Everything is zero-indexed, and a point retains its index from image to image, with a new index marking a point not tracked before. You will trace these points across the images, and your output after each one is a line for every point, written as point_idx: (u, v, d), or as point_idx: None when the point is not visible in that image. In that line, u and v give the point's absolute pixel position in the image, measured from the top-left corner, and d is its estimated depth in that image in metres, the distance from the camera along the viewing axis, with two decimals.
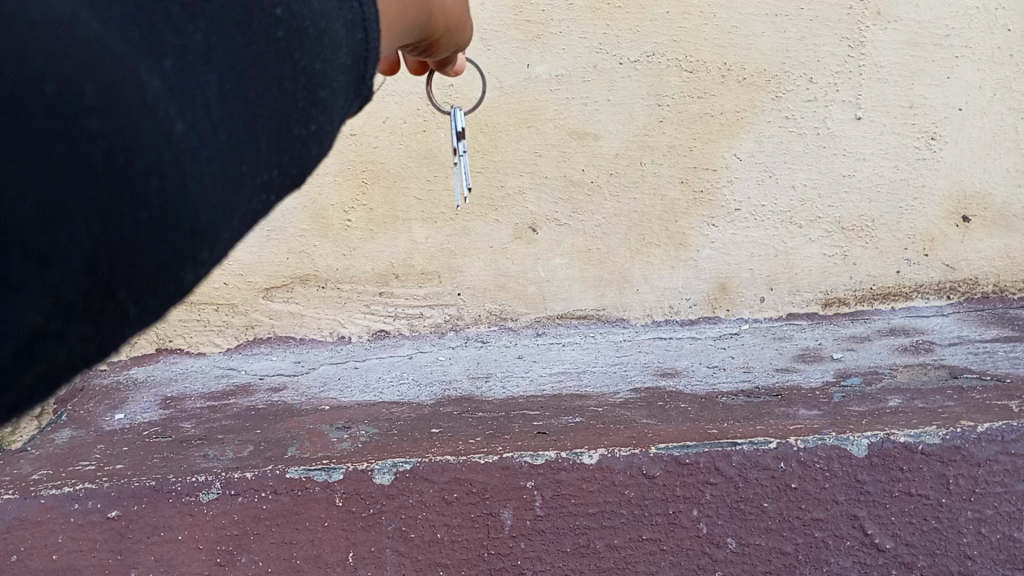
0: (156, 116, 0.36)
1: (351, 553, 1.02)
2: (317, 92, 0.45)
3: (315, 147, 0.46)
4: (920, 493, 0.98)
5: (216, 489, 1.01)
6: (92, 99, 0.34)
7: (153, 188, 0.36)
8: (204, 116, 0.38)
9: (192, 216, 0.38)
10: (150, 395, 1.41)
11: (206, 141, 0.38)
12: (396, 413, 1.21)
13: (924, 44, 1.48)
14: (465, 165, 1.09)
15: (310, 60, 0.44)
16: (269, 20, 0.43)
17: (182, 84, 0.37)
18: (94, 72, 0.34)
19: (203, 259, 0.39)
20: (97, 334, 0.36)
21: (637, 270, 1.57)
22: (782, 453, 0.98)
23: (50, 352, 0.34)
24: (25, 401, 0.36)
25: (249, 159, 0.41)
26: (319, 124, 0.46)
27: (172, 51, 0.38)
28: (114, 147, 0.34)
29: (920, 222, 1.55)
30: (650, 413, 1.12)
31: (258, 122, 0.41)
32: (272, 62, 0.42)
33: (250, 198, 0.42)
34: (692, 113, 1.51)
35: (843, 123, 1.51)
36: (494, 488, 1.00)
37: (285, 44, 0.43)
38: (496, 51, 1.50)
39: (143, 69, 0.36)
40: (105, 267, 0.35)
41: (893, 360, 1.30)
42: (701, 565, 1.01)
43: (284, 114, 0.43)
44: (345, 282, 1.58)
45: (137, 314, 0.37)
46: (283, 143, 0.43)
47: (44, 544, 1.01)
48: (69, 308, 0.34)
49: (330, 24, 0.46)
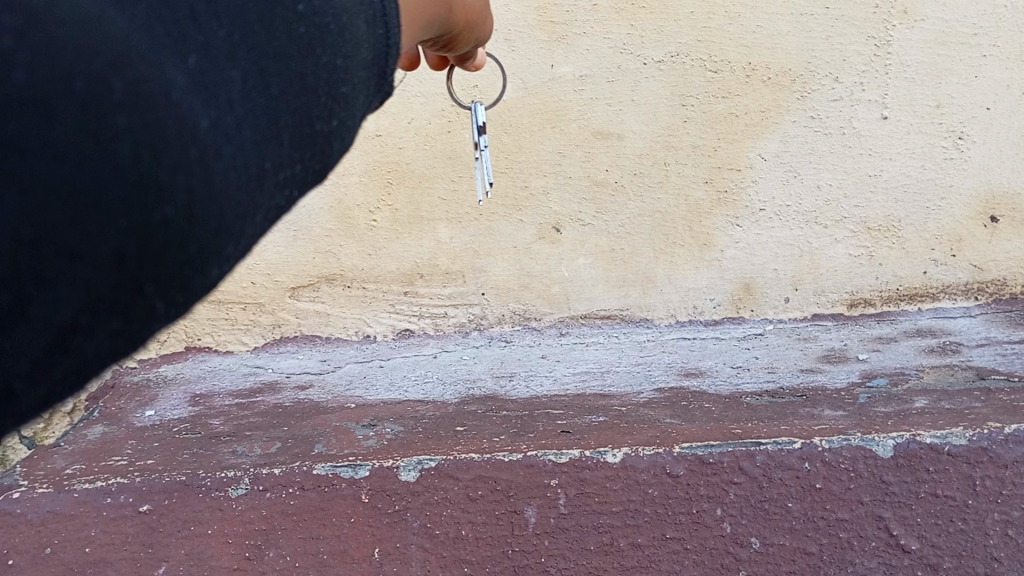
0: (183, 112, 0.37)
1: (377, 549, 1.03)
2: (339, 88, 0.47)
3: (338, 143, 0.48)
4: (946, 494, 0.98)
5: (244, 484, 1.02)
6: (119, 95, 0.34)
7: (180, 184, 0.37)
8: (228, 112, 0.40)
9: (216, 212, 0.39)
10: (180, 392, 1.43)
11: (230, 136, 0.39)
12: (421, 411, 1.23)
13: (952, 43, 1.47)
14: (488, 163, 1.10)
15: (331, 56, 0.46)
16: (292, 15, 0.44)
17: (207, 80, 0.39)
18: (122, 69, 0.35)
19: (226, 254, 0.41)
20: (125, 328, 0.37)
21: (661, 270, 1.57)
22: (807, 453, 0.98)
23: (79, 346, 0.35)
24: (53, 396, 0.36)
25: (272, 154, 0.43)
26: (339, 119, 0.48)
27: (197, 47, 0.39)
28: (143, 144, 0.35)
29: (947, 222, 1.53)
30: (673, 413, 1.13)
31: (280, 118, 0.43)
32: (295, 57, 0.44)
33: (273, 192, 0.44)
34: (717, 114, 1.51)
35: (869, 123, 1.51)
36: (518, 486, 1.01)
37: (308, 40, 0.45)
38: (520, 52, 1.51)
39: (169, 65, 0.37)
40: (133, 262, 0.36)
41: (919, 361, 1.29)
42: (726, 564, 1.01)
43: (305, 109, 0.44)
44: (370, 282, 1.59)
45: (163, 309, 0.38)
46: (305, 137, 0.45)
47: (77, 537, 1.03)
48: (98, 302, 0.35)
49: (351, 20, 0.47)
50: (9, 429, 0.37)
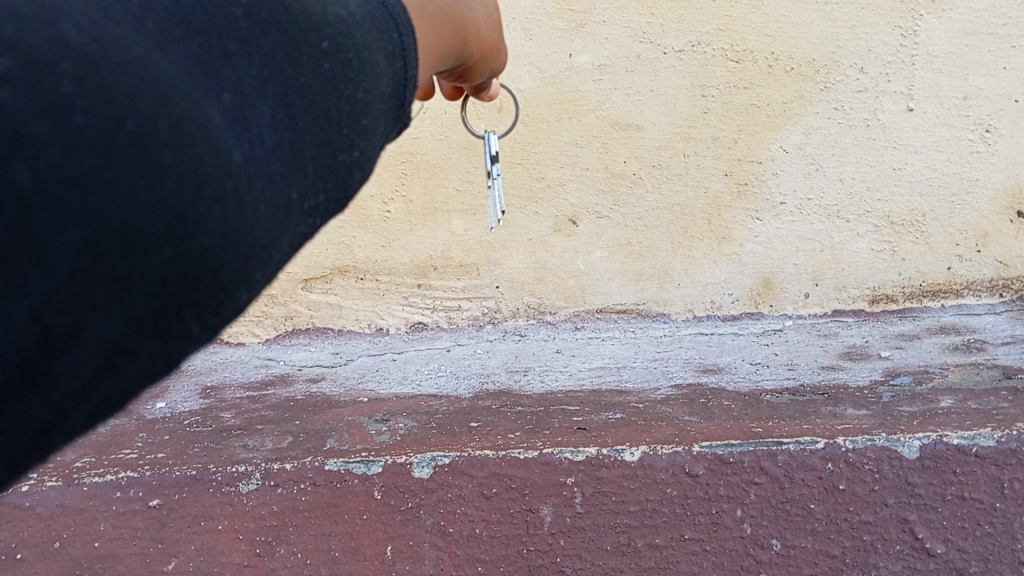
0: (219, 147, 0.36)
1: (389, 546, 1.02)
2: (360, 120, 0.47)
3: (358, 173, 0.48)
4: (974, 496, 0.95)
5: (254, 480, 1.01)
6: (166, 134, 0.34)
7: (217, 216, 0.36)
8: (259, 146, 0.39)
9: (249, 241, 0.38)
10: (191, 384, 1.42)
11: (260, 170, 0.39)
12: (434, 406, 1.21)
13: (979, 33, 1.43)
14: (498, 189, 1.07)
15: (354, 90, 0.46)
16: (317, 52, 0.44)
17: (241, 117, 0.38)
18: (166, 109, 0.34)
19: (257, 280, 0.40)
20: (166, 353, 0.36)
21: (678, 264, 1.54)
22: (830, 454, 0.95)
23: (122, 368, 0.34)
24: (96, 417, 0.35)
25: (298, 186, 0.42)
26: (361, 150, 0.48)
27: (230, 85, 0.39)
28: (186, 178, 0.34)
29: (973, 217, 1.50)
30: (692, 411, 1.10)
31: (306, 150, 0.43)
32: (319, 92, 0.44)
33: (298, 222, 0.43)
34: (737, 104, 1.48)
35: (894, 115, 1.47)
36: (534, 484, 0.99)
37: (331, 76, 0.45)
38: (538, 41, 1.49)
39: (206, 104, 0.37)
40: (175, 288, 0.35)
41: (944, 359, 1.26)
42: (745, 566, 0.98)
43: (328, 141, 0.45)
44: (384, 274, 1.57)
45: (201, 334, 0.37)
46: (328, 168, 0.45)
47: (86, 532, 1.02)
48: (142, 327, 0.34)
49: (372, 54, 0.48)
50: (54, 453, 0.36)
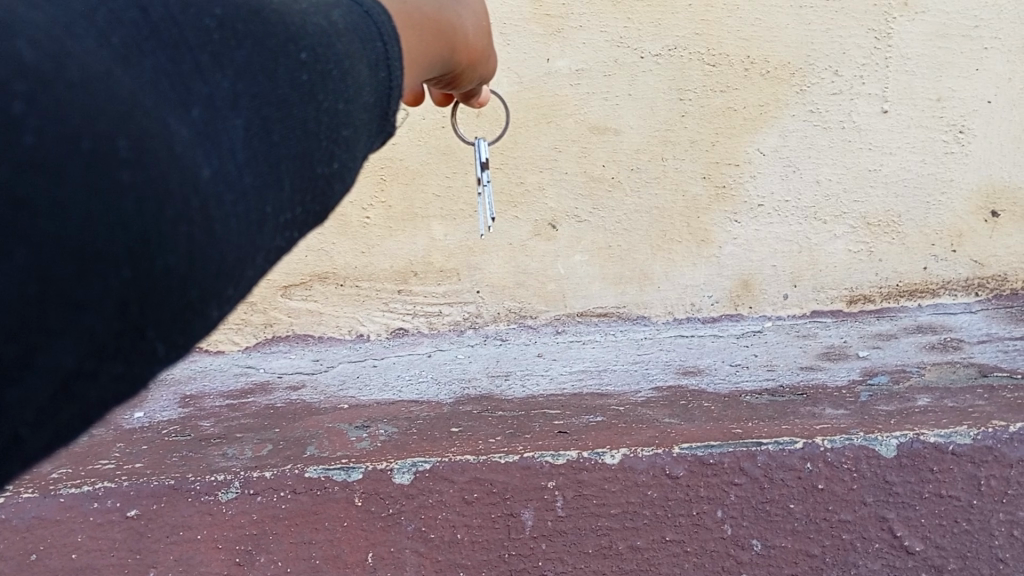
0: (184, 165, 0.37)
1: (371, 553, 1.01)
2: (341, 132, 0.48)
3: (338, 185, 0.48)
4: (951, 494, 0.96)
5: (234, 488, 1.00)
6: (125, 152, 0.34)
7: (183, 234, 0.36)
8: (229, 160, 0.39)
9: (217, 258, 0.38)
10: (170, 392, 1.41)
11: (230, 185, 0.39)
12: (415, 412, 1.21)
13: (952, 36, 1.45)
14: (488, 193, 1.07)
15: (334, 101, 0.47)
16: (294, 63, 0.44)
17: (210, 132, 0.39)
18: (128, 128, 0.35)
19: (228, 296, 0.40)
20: (129, 373, 0.36)
21: (658, 267, 1.55)
22: (809, 453, 0.96)
23: (84, 390, 0.35)
24: (59, 437, 0.36)
25: (273, 200, 0.42)
26: (342, 162, 0.48)
27: (200, 99, 0.39)
28: (146, 198, 0.35)
29: (948, 217, 1.51)
30: (673, 412, 1.11)
31: (282, 163, 0.43)
32: (298, 104, 0.44)
33: (273, 236, 0.43)
34: (714, 107, 1.49)
35: (869, 117, 1.49)
36: (515, 488, 0.99)
37: (310, 87, 0.45)
38: (515, 46, 1.48)
39: (172, 120, 0.37)
40: (136, 309, 0.35)
41: (921, 358, 1.27)
42: (726, 567, 0.99)
43: (308, 152, 0.45)
44: (364, 280, 1.57)
45: (166, 352, 0.38)
46: (306, 181, 0.45)
47: (63, 543, 1.01)
48: (102, 349, 0.34)
49: (354, 64, 0.49)
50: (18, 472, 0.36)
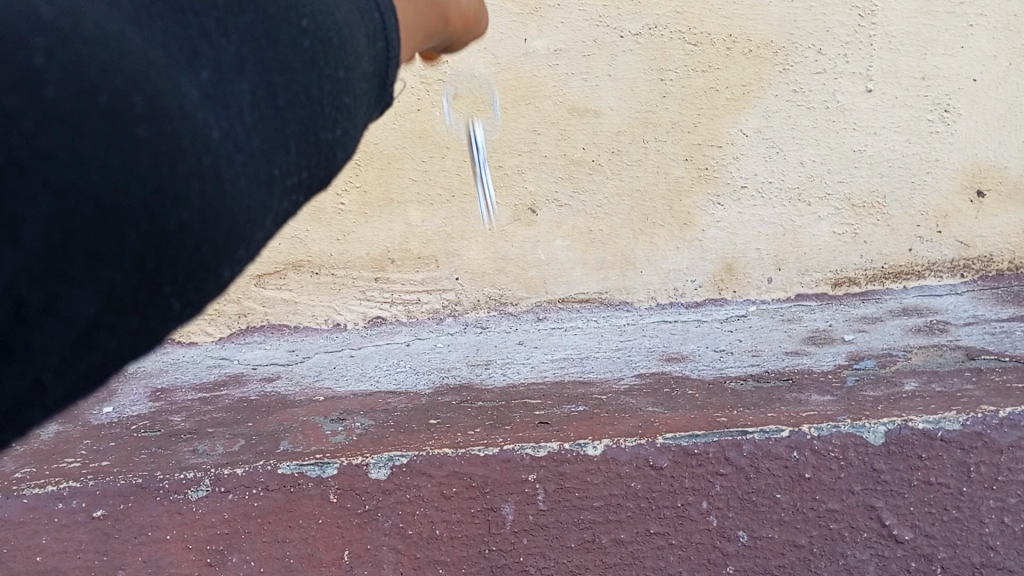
0: (195, 125, 0.39)
1: (347, 551, 0.98)
2: (343, 99, 0.48)
3: (342, 151, 0.49)
4: (940, 481, 0.94)
5: (205, 486, 0.97)
6: (141, 110, 0.37)
7: (194, 191, 0.39)
8: (237, 123, 0.42)
9: (228, 216, 0.41)
10: (141, 386, 1.37)
11: (240, 147, 0.41)
12: (393, 403, 1.18)
13: (937, 12, 1.42)
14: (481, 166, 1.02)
15: (336, 68, 0.47)
16: (296, 31, 0.46)
17: (218, 94, 0.41)
18: (141, 87, 0.37)
19: (238, 255, 0.43)
20: (145, 324, 0.39)
21: (640, 252, 1.52)
22: (795, 442, 0.94)
23: (102, 337, 0.37)
24: (79, 383, 0.38)
25: (279, 163, 0.44)
26: (344, 128, 0.49)
27: (208, 62, 0.41)
28: (161, 154, 0.37)
29: (933, 198, 1.49)
30: (656, 401, 1.08)
31: (287, 127, 0.45)
32: (300, 70, 0.45)
33: (280, 199, 0.45)
34: (696, 88, 1.46)
35: (853, 96, 1.46)
36: (495, 482, 0.96)
37: (312, 55, 0.46)
38: (491, 25, 1.44)
39: (181, 81, 0.39)
40: (152, 262, 0.38)
41: (908, 341, 1.25)
42: (711, 559, 0.97)
43: (313, 118, 0.46)
44: (340, 268, 1.53)
45: (180, 304, 0.41)
46: (310, 146, 0.46)
47: (27, 546, 0.97)
48: (120, 300, 0.37)
49: (354, 33, 0.49)
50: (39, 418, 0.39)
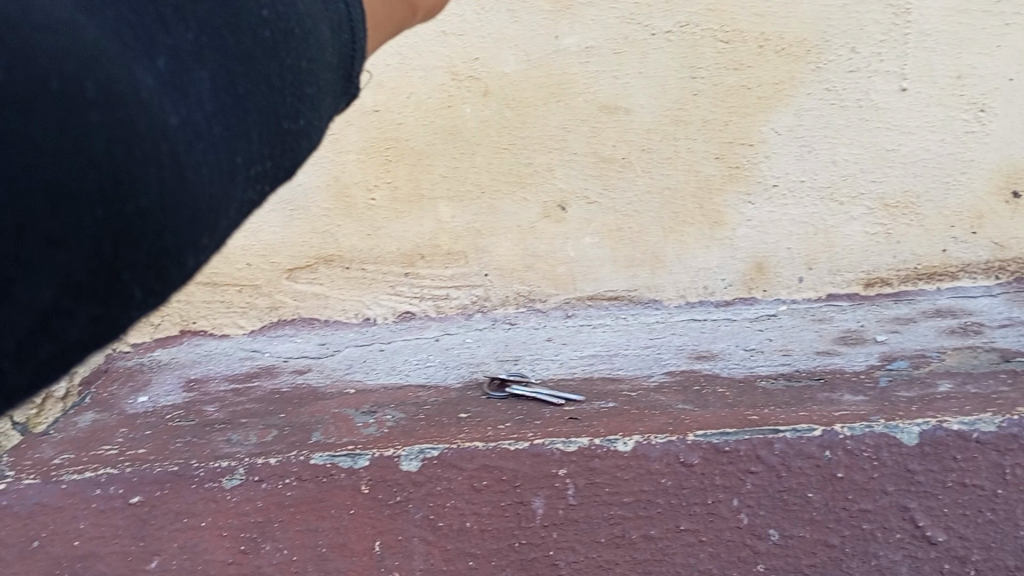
0: (151, 111, 0.41)
1: (378, 541, 0.99)
2: (303, 90, 0.52)
3: (304, 142, 0.52)
4: (975, 483, 0.93)
5: (239, 474, 0.98)
6: (93, 94, 0.39)
7: (152, 176, 0.41)
8: (197, 111, 0.44)
9: (191, 204, 0.43)
10: (175, 377, 1.40)
11: (199, 134, 0.44)
12: (423, 396, 1.19)
13: (972, 11, 1.41)
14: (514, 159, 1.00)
15: (295, 59, 0.51)
16: (257, 21, 0.49)
17: (177, 81, 0.44)
18: (95, 73, 0.39)
19: (202, 244, 0.45)
20: (107, 315, 0.41)
21: (670, 250, 1.52)
22: (827, 441, 0.93)
23: (62, 330, 0.39)
24: (42, 377, 0.40)
25: (242, 150, 0.47)
26: (306, 119, 0.52)
27: (165, 50, 0.44)
28: (115, 138, 0.39)
29: (968, 198, 1.48)
30: (686, 398, 1.08)
31: (249, 115, 0.48)
32: (261, 59, 0.49)
33: (244, 186, 0.48)
34: (728, 86, 1.45)
35: (887, 95, 1.45)
36: (525, 476, 0.96)
37: (273, 44, 0.49)
38: (523, 22, 1.44)
39: (138, 69, 0.42)
40: (109, 248, 0.39)
41: (941, 343, 1.24)
42: (742, 557, 0.97)
43: (272, 107, 0.49)
44: (370, 263, 1.54)
45: (142, 297, 0.42)
46: (272, 135, 0.49)
47: (65, 530, 0.99)
48: (78, 287, 0.38)
49: (316, 24, 0.53)
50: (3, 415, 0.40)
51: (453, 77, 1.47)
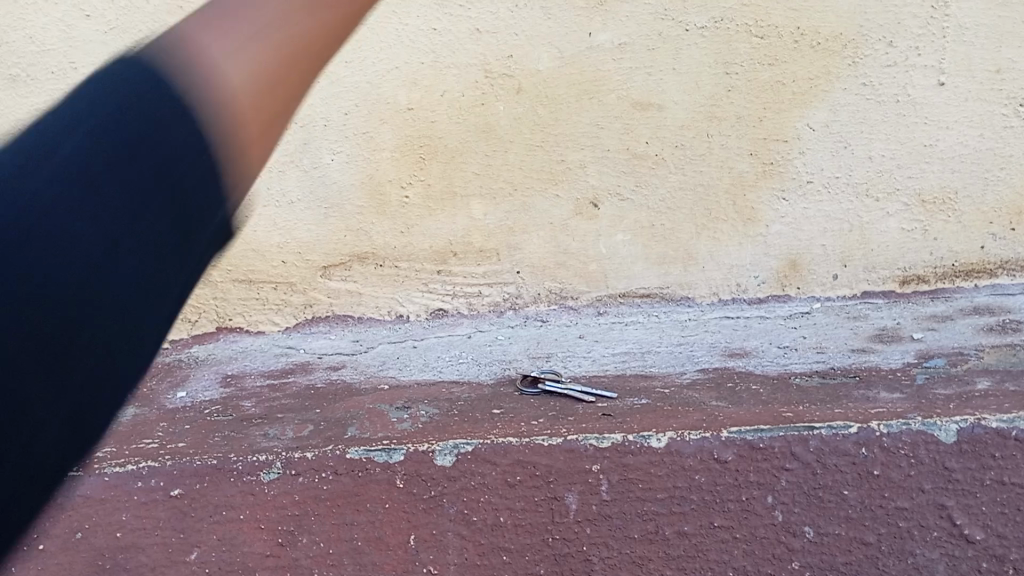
0: None
1: (412, 535, 1.00)
2: (204, 145, 0.48)
3: (224, 205, 0.49)
4: (1015, 482, 0.92)
5: (276, 468, 0.99)
6: None
7: None
8: (25, 201, 0.43)
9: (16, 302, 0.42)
10: (211, 373, 1.42)
11: (27, 227, 0.43)
12: (456, 392, 1.19)
13: (1014, 3, 1.38)
14: None
15: (182, 117, 0.48)
16: (127, 94, 0.48)
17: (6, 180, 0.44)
18: None
19: (67, 344, 0.44)
20: None
21: (702, 247, 1.52)
22: (864, 438, 0.93)
23: None
24: None
25: (101, 228, 0.45)
26: (219, 177, 0.48)
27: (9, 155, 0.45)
28: None
29: (1007, 194, 1.46)
30: (720, 395, 1.08)
31: (113, 191, 0.45)
32: (131, 129, 0.47)
33: (127, 269, 0.45)
34: (762, 81, 1.44)
35: (924, 90, 1.43)
36: (559, 471, 0.97)
37: (149, 111, 0.48)
38: (558, 20, 1.43)
39: None
40: None
41: (980, 340, 1.23)
42: (777, 554, 0.96)
43: (150, 174, 0.46)
44: (403, 261, 1.55)
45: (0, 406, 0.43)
46: (158, 204, 0.47)
47: (107, 522, 1.01)
48: None
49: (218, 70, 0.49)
50: None
51: (486, 74, 1.45)
